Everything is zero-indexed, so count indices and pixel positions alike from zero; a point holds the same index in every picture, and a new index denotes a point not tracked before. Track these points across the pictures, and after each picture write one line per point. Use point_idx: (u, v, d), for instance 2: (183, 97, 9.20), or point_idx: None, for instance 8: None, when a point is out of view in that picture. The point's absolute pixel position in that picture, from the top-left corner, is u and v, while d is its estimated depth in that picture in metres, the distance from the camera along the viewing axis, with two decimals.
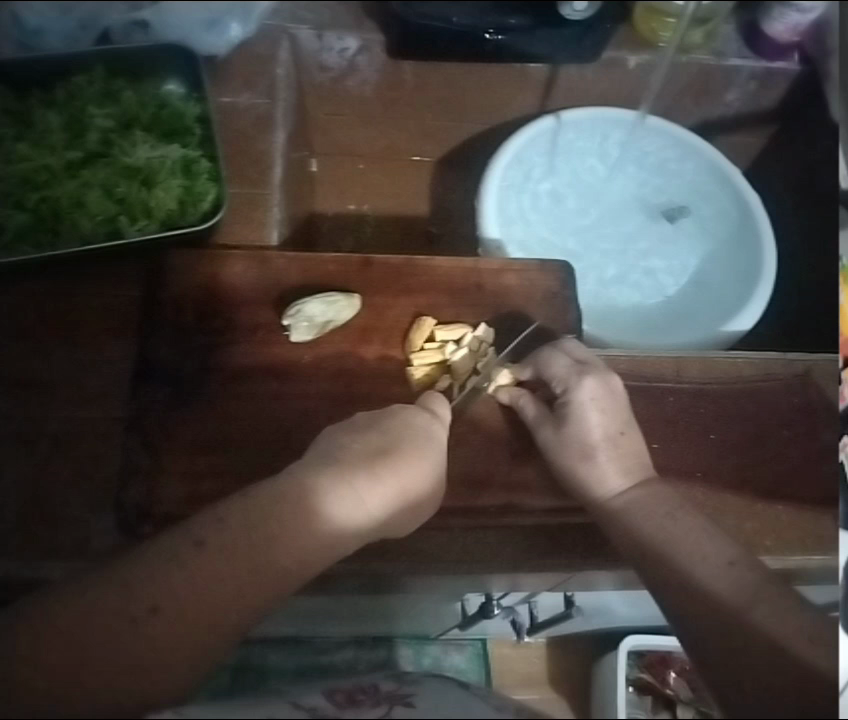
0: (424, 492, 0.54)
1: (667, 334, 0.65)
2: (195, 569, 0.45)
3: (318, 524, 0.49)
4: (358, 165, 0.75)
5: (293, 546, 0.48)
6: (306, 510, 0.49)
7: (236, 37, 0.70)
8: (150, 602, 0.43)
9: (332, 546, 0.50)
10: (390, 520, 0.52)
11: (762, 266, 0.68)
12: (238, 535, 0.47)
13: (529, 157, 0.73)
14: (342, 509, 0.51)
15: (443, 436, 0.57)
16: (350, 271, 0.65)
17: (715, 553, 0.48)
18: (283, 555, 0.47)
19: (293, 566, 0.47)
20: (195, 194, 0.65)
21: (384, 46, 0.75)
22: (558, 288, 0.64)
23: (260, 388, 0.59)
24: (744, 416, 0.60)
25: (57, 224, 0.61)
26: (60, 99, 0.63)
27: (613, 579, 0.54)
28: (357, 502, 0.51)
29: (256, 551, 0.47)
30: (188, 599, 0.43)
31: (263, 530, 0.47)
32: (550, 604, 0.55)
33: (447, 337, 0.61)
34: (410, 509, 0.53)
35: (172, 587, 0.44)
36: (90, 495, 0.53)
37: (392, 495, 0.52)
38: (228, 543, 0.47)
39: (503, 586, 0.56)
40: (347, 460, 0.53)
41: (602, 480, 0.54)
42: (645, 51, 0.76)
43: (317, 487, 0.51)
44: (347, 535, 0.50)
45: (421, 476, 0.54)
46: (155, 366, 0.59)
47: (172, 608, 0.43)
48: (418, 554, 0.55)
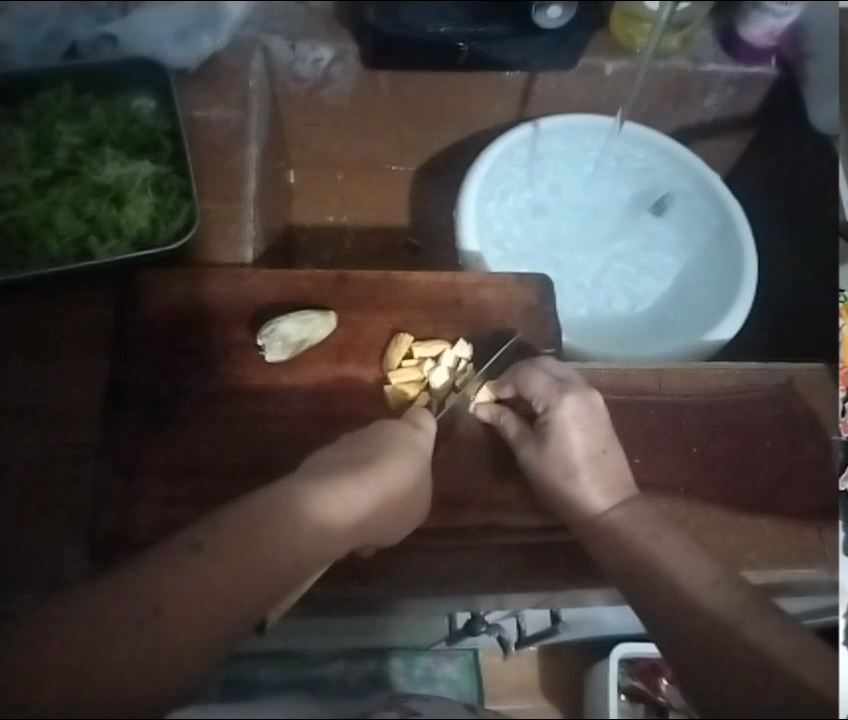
0: (410, 496, 0.48)
1: (650, 346, 0.64)
2: (192, 568, 0.40)
3: (310, 529, 0.43)
4: (337, 176, 0.78)
5: (287, 550, 0.42)
6: (293, 515, 0.43)
7: (207, 51, 0.65)
8: (151, 602, 0.38)
9: (321, 555, 0.44)
10: (377, 522, 0.46)
11: (742, 275, 0.68)
12: (234, 537, 0.41)
13: (506, 168, 0.72)
14: (333, 512, 0.44)
15: (428, 443, 0.51)
16: (322, 285, 0.57)
17: (699, 572, 0.44)
18: (277, 559, 0.41)
19: (284, 570, 0.41)
20: (168, 210, 0.59)
21: (359, 57, 0.70)
22: (537, 302, 0.58)
23: (241, 408, 0.52)
24: (728, 428, 0.57)
25: (24, 248, 0.55)
26: (27, 115, 0.57)
27: (604, 594, 0.49)
28: (349, 504, 0.45)
29: (253, 553, 0.40)
30: (189, 597, 0.38)
31: (256, 537, 0.41)
32: (539, 618, 0.50)
33: (426, 354, 0.55)
34: (396, 514, 0.48)
35: (169, 588, 0.38)
36: (56, 522, 0.48)
37: (384, 500, 0.47)
38: (228, 543, 0.41)
39: (489, 604, 0.50)
40: (330, 465, 0.47)
41: (588, 499, 0.49)
42: (620, 58, 0.73)
43: (303, 490, 0.45)
44: (337, 541, 0.44)
45: (409, 481, 0.48)
46: (128, 387, 0.53)
47: (175, 611, 0.37)
48: (404, 576, 0.50)
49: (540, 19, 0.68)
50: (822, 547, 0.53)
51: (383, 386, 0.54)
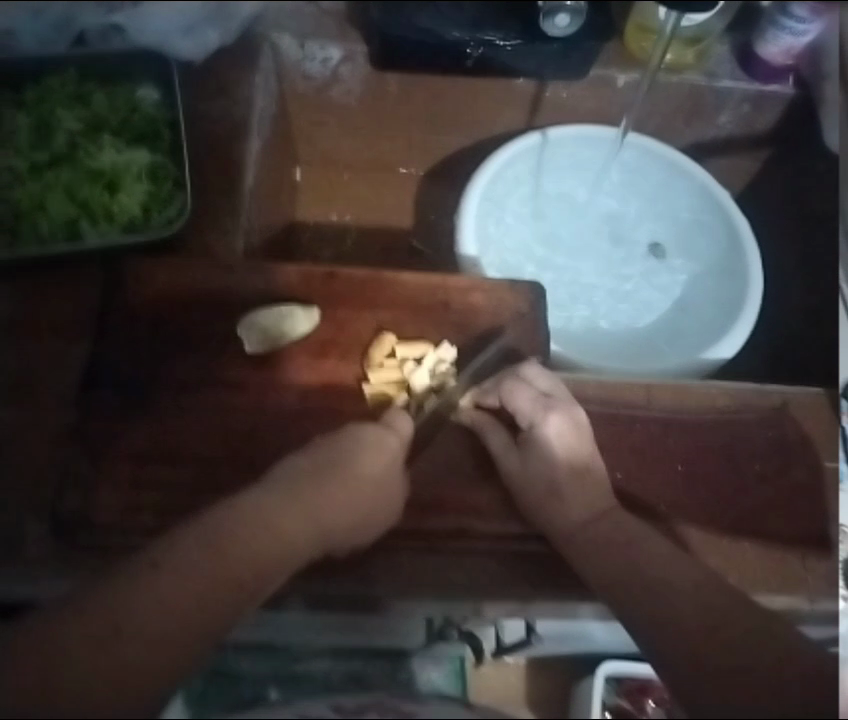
0: (378, 501, 0.48)
1: (637, 362, 0.61)
2: (153, 585, 0.36)
3: (270, 535, 0.41)
4: (344, 174, 0.76)
5: (246, 557, 0.39)
6: (256, 518, 0.42)
7: (214, 46, 0.66)
8: (113, 623, 0.34)
9: (285, 557, 0.42)
10: (343, 527, 0.45)
11: (746, 301, 0.66)
12: (193, 554, 0.38)
13: (511, 175, 0.71)
14: (289, 518, 0.43)
15: (397, 444, 0.49)
16: (308, 280, 0.57)
17: (681, 573, 0.44)
18: (237, 564, 0.39)
19: (250, 579, 0.39)
20: (161, 200, 0.60)
21: (367, 57, 0.71)
22: (527, 309, 0.57)
23: (214, 398, 0.52)
24: (718, 449, 0.55)
25: (15, 225, 0.56)
26: (30, 101, 0.58)
27: (594, 610, 0.47)
28: (309, 516, 0.43)
29: (215, 562, 0.38)
30: (152, 620, 0.34)
31: (218, 547, 0.39)
32: (516, 628, 0.49)
33: (407, 354, 0.53)
34: (363, 519, 0.47)
35: (130, 608, 0.35)
36: (26, 498, 0.48)
37: (349, 503, 0.45)
38: (188, 559, 0.38)
39: (465, 613, 0.49)
40: (290, 477, 0.46)
41: (566, 520, 0.48)
42: (634, 70, 0.72)
43: (262, 506, 0.43)
44: (299, 542, 0.43)
45: (375, 489, 0.47)
46: (104, 370, 0.51)
47: (138, 630, 0.34)
48: (377, 577, 0.49)
49: (548, 27, 0.67)
50: (804, 575, 0.51)
51: (362, 386, 0.53)
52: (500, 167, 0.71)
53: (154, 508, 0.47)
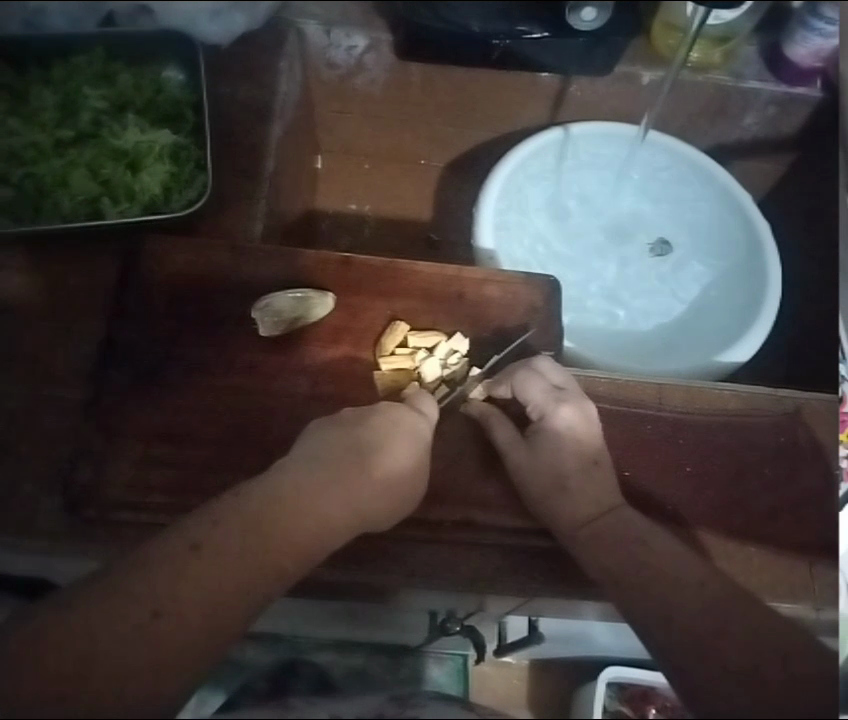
0: (405, 487, 0.47)
1: (660, 363, 0.62)
2: (192, 571, 0.39)
3: (312, 521, 0.43)
4: (364, 165, 0.75)
5: (287, 544, 0.42)
6: (299, 500, 0.44)
7: (240, 30, 0.67)
8: (154, 605, 0.37)
9: (325, 541, 0.44)
10: (372, 511, 0.46)
11: (765, 302, 0.65)
12: (236, 537, 0.41)
13: (532, 169, 0.70)
14: (331, 503, 0.44)
15: (428, 430, 0.50)
16: (324, 266, 0.57)
17: (688, 572, 0.44)
18: (277, 551, 0.42)
19: (288, 562, 0.42)
20: (182, 181, 0.60)
21: (394, 46, 0.71)
22: (542, 303, 0.57)
23: (226, 379, 0.52)
24: (725, 450, 0.55)
25: (37, 200, 0.56)
26: (57, 78, 0.60)
27: (597, 610, 0.48)
28: (345, 502, 0.45)
29: (253, 548, 0.41)
30: (189, 606, 0.38)
31: (257, 530, 0.42)
32: (517, 626, 0.52)
33: (420, 344, 0.54)
34: (390, 505, 0.47)
35: (171, 593, 0.38)
36: (40, 471, 0.49)
37: (381, 488, 0.46)
38: (226, 543, 0.41)
39: (468, 608, 0.50)
40: (325, 458, 0.46)
41: (570, 512, 0.48)
42: (659, 68, 0.72)
43: (301, 486, 0.44)
44: (338, 527, 0.44)
45: (404, 476, 0.47)
46: (121, 348, 0.52)
47: (176, 616, 0.37)
48: (380, 565, 0.49)
49: (574, 22, 0.68)
50: (812, 584, 0.49)
51: (373, 374, 0.53)
52: (521, 163, 0.70)
53: (164, 486, 0.48)
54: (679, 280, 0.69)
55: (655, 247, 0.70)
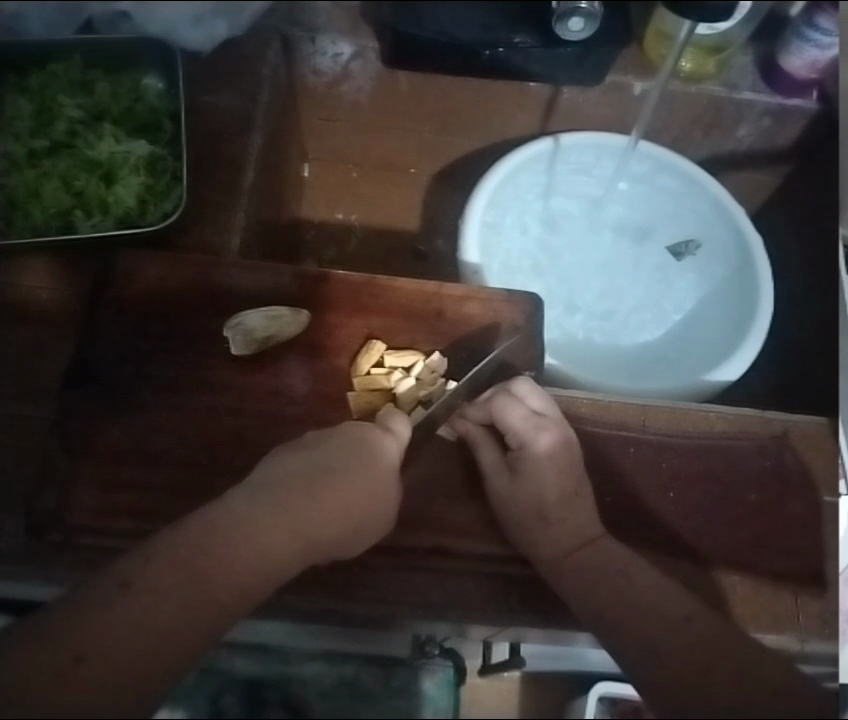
0: (373, 510, 0.46)
1: (639, 384, 0.58)
2: (123, 614, 0.38)
3: (254, 552, 0.42)
4: (353, 173, 0.77)
5: (222, 578, 0.40)
6: (241, 534, 0.42)
7: (222, 37, 0.66)
8: (75, 650, 0.36)
9: (270, 574, 0.42)
10: (330, 537, 0.44)
11: (755, 318, 0.60)
12: (169, 574, 0.39)
13: (523, 182, 0.68)
14: (276, 536, 0.43)
15: (395, 451, 0.48)
16: (301, 282, 0.55)
17: (672, 608, 0.44)
18: (212, 587, 0.40)
19: (226, 599, 0.40)
20: (158, 192, 0.58)
21: (379, 55, 0.68)
22: (524, 322, 0.55)
23: (198, 398, 0.51)
24: (712, 476, 0.53)
25: (9, 213, 0.55)
26: (33, 87, 0.59)
27: (588, 639, 0.48)
28: (296, 528, 0.43)
29: (184, 584, 0.39)
30: (116, 647, 0.37)
31: (194, 565, 0.40)
32: (502, 649, 0.56)
33: (397, 363, 0.53)
34: (352, 531, 0.45)
35: (96, 633, 0.37)
36: (8, 493, 0.48)
37: (337, 513, 0.44)
38: (160, 581, 0.39)
39: (447, 631, 0.50)
40: (279, 484, 0.45)
41: (553, 544, 0.47)
42: (649, 78, 0.69)
43: (246, 517, 0.43)
44: (283, 560, 0.43)
45: (364, 500, 0.45)
46: (91, 367, 0.51)
47: (99, 657, 0.36)
48: (354, 584, 0.48)
49: (562, 31, 0.64)
50: (795, 614, 0.49)
51: (347, 394, 0.52)
52: (508, 173, 0.65)
53: (132, 509, 0.48)
54: (681, 280, 0.68)
55: (672, 249, 0.69)
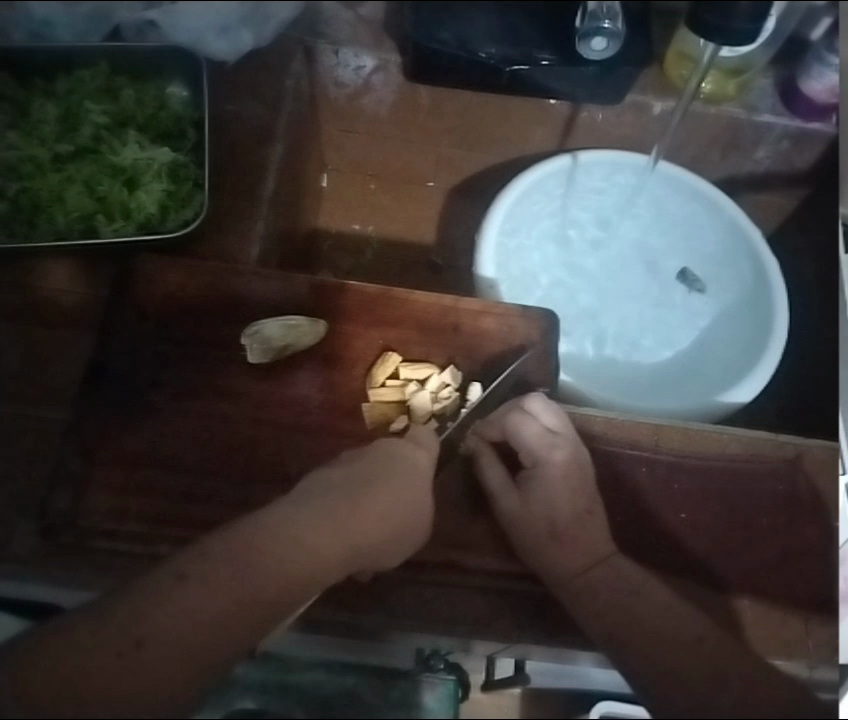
0: (410, 520, 0.47)
1: (652, 401, 0.59)
2: (181, 599, 0.41)
3: (297, 555, 0.44)
4: (370, 185, 0.74)
5: (271, 577, 0.43)
6: (286, 534, 0.45)
7: (246, 47, 0.67)
8: (135, 634, 0.39)
9: (313, 574, 0.45)
10: (368, 543, 0.46)
11: (767, 343, 0.62)
12: (223, 568, 0.43)
13: (538, 198, 0.68)
14: (319, 536, 0.45)
15: (427, 463, 0.48)
16: (317, 292, 0.56)
17: (685, 628, 0.44)
18: (263, 584, 0.43)
19: (273, 596, 0.43)
20: (179, 199, 0.59)
21: (401, 68, 0.70)
22: (538, 339, 0.56)
23: (214, 406, 0.51)
24: (723, 498, 0.53)
25: (33, 215, 0.56)
26: (60, 92, 0.60)
27: (594, 658, 0.49)
28: (339, 531, 0.45)
29: (238, 579, 0.42)
30: (172, 634, 0.40)
31: (248, 563, 0.43)
32: (506, 665, 0.56)
33: (411, 376, 0.53)
34: (388, 539, 0.46)
35: (153, 621, 0.40)
36: (22, 495, 0.48)
37: (376, 520, 0.46)
38: (213, 573, 0.42)
39: (455, 647, 0.49)
40: (320, 490, 0.47)
41: (567, 562, 0.47)
42: (670, 98, 0.69)
43: (288, 519, 0.45)
44: (325, 561, 0.45)
45: (402, 508, 0.47)
46: (108, 371, 0.52)
47: (158, 642, 0.39)
48: (372, 598, 0.48)
49: (584, 51, 0.65)
50: (805, 640, 0.48)
51: (361, 406, 0.52)
52: (525, 191, 0.68)
53: (144, 514, 0.47)
54: (696, 308, 0.67)
55: (682, 277, 0.68)
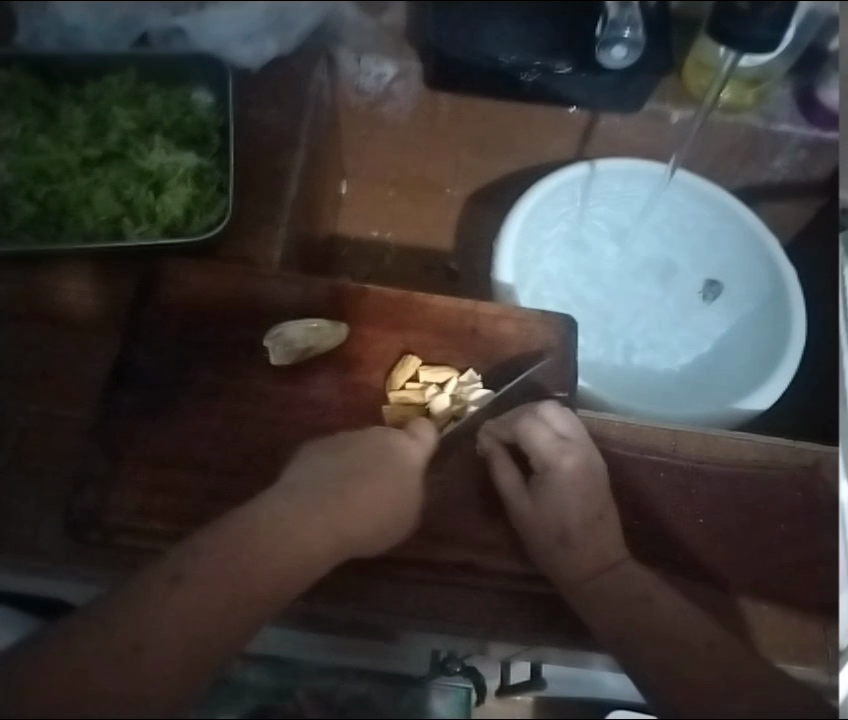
0: (395, 511, 0.47)
1: (671, 407, 0.59)
2: (175, 602, 0.39)
3: (291, 550, 0.43)
4: (388, 191, 0.75)
5: (262, 571, 0.42)
6: (276, 527, 0.44)
7: (271, 55, 0.68)
8: (131, 640, 0.38)
9: (307, 567, 0.44)
10: (359, 535, 0.46)
11: (785, 356, 0.61)
12: (219, 565, 0.41)
13: (555, 202, 0.67)
14: (310, 529, 0.44)
15: (419, 454, 0.49)
16: (337, 295, 0.56)
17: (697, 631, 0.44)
18: (255, 579, 0.42)
19: (266, 594, 0.42)
20: (204, 203, 0.60)
21: (421, 76, 0.71)
22: (558, 343, 0.56)
23: (236, 407, 0.52)
24: (740, 503, 0.53)
25: (61, 218, 0.57)
26: (88, 97, 0.62)
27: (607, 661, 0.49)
28: (329, 522, 0.45)
29: (231, 576, 0.41)
30: (166, 633, 0.38)
31: (242, 557, 0.42)
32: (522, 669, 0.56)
33: (431, 379, 0.53)
34: (376, 529, 0.47)
35: (148, 624, 0.39)
36: (50, 493, 0.50)
37: (364, 510, 0.46)
38: (210, 573, 0.41)
39: (470, 650, 0.51)
40: (309, 483, 0.47)
41: (579, 570, 0.47)
42: (689, 108, 0.70)
43: (279, 514, 0.45)
44: (318, 554, 0.44)
45: (389, 498, 0.47)
46: (132, 370, 0.53)
47: (156, 644, 0.38)
48: (386, 600, 0.49)
49: (603, 58, 0.66)
50: (819, 646, 0.48)
51: (381, 407, 0.53)
52: (541, 197, 0.66)
53: (167, 511, 0.48)
54: (708, 318, 0.68)
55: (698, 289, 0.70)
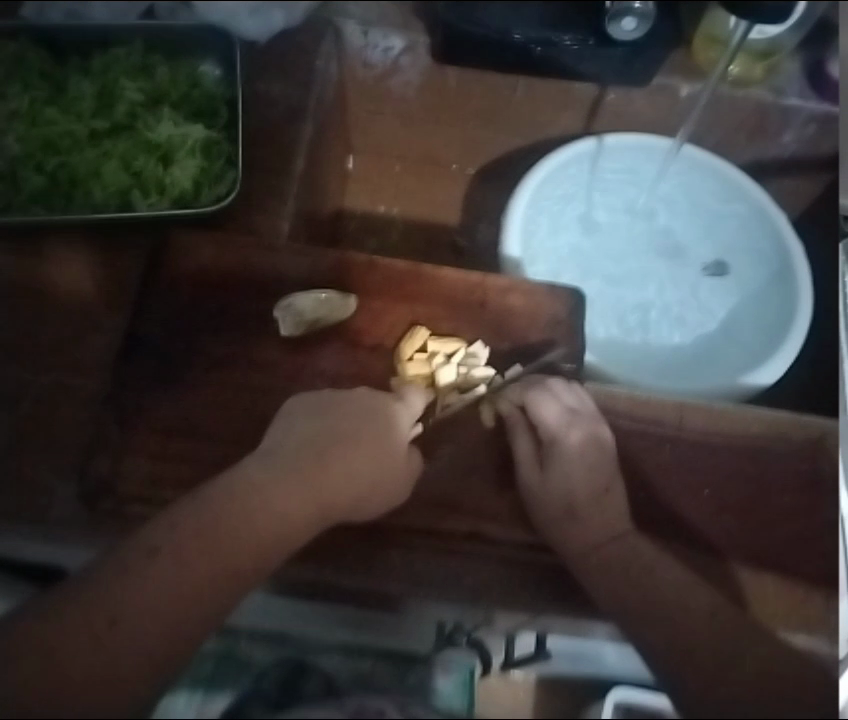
0: (381, 481, 0.49)
1: (682, 381, 0.58)
2: (150, 579, 0.43)
3: (270, 520, 0.46)
4: (395, 166, 0.72)
5: (245, 541, 0.45)
6: (260, 497, 0.47)
7: (279, 28, 0.68)
8: (109, 615, 0.42)
9: (290, 535, 0.47)
10: (342, 503, 0.48)
11: (790, 331, 0.61)
12: (194, 542, 0.45)
13: (564, 176, 0.68)
14: (291, 498, 0.48)
15: (405, 420, 0.52)
16: (346, 268, 0.57)
17: (697, 604, 0.47)
18: (235, 548, 0.45)
19: (247, 561, 0.45)
20: (213, 175, 0.60)
21: (429, 48, 0.73)
22: (565, 316, 0.57)
23: (246, 377, 0.53)
24: (747, 475, 0.53)
25: (70, 190, 0.58)
26: (96, 69, 0.62)
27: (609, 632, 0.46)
28: (309, 491, 0.48)
29: (211, 546, 0.45)
30: (143, 610, 0.42)
31: (219, 528, 0.46)
32: None
33: (440, 349, 0.54)
34: (361, 497, 0.49)
35: (125, 599, 0.43)
36: (61, 461, 0.49)
37: (345, 478, 0.49)
38: (183, 549, 0.45)
39: (476, 621, 0.47)
40: (294, 453, 0.50)
41: (582, 541, 0.49)
42: (697, 81, 0.71)
43: (264, 486, 0.48)
44: (299, 523, 0.47)
45: (369, 465, 0.49)
46: (143, 342, 0.53)
47: (130, 622, 0.42)
48: (397, 570, 0.49)
49: (613, 30, 0.69)
50: (825, 616, 0.49)
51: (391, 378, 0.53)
52: (551, 172, 0.67)
53: (179, 480, 0.49)
54: (720, 286, 0.65)
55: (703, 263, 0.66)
